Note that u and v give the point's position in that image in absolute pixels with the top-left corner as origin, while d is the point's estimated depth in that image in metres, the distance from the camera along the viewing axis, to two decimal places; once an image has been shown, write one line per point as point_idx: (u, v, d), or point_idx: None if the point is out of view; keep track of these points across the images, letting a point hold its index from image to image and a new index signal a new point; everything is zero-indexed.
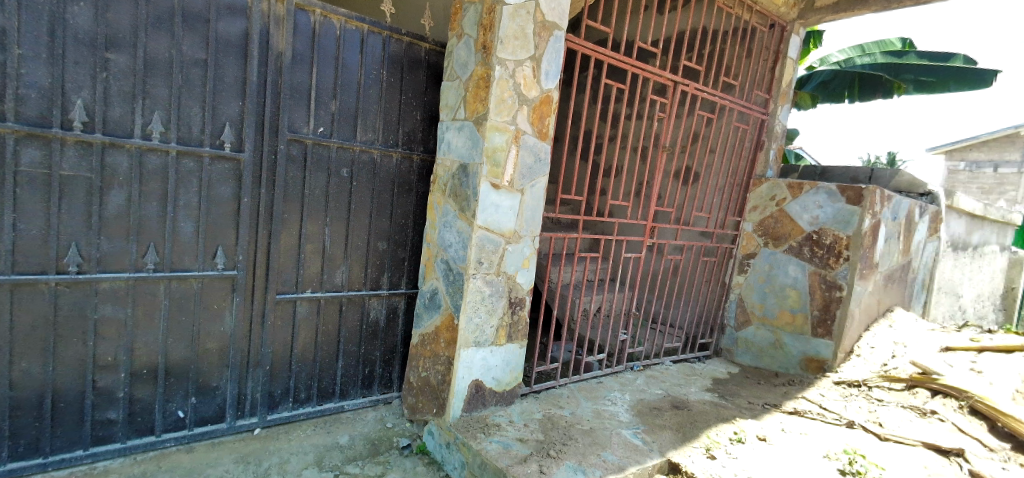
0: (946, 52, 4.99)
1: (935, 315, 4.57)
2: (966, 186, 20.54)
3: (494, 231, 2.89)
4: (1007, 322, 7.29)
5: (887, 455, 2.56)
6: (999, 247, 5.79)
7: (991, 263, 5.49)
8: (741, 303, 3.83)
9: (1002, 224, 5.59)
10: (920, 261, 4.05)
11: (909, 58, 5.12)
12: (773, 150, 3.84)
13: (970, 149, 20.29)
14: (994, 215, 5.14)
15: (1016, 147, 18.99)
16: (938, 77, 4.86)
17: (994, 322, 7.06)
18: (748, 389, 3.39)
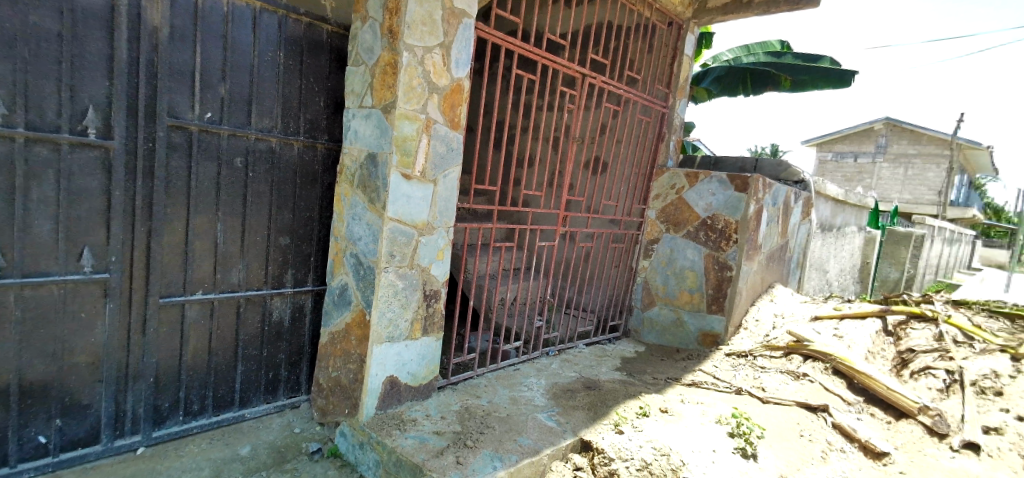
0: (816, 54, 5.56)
1: (807, 289, 5.16)
2: (833, 175, 23.39)
3: (407, 222, 2.82)
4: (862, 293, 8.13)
5: (768, 416, 2.88)
6: (856, 228, 6.64)
7: (850, 242, 6.29)
8: (646, 286, 4.05)
9: (858, 208, 6.41)
10: (795, 242, 4.55)
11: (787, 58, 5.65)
12: (673, 142, 4.08)
13: (837, 142, 23.12)
14: (852, 200, 5.88)
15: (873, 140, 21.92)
16: (810, 75, 5.42)
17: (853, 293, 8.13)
18: (653, 366, 3.63)
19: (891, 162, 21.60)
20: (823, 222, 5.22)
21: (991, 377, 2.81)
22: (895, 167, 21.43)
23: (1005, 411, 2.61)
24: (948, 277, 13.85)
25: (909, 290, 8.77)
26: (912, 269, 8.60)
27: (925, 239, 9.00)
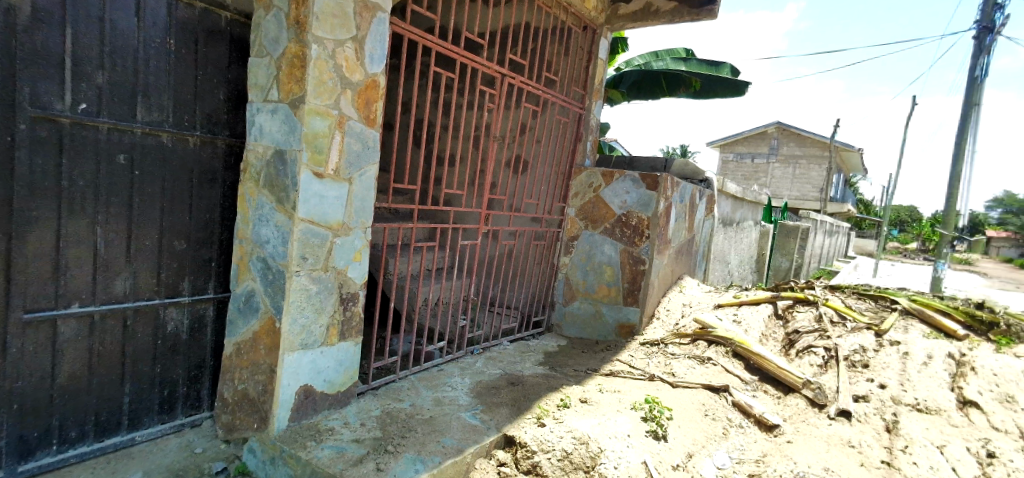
0: (716, 61, 6.01)
1: (712, 280, 5.58)
2: (736, 174, 25.50)
3: (319, 223, 2.69)
4: (759, 281, 8.98)
5: (677, 399, 3.08)
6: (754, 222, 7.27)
7: (748, 235, 6.89)
8: (567, 282, 4.17)
9: (755, 204, 7.02)
10: (701, 236, 4.90)
11: (693, 64, 6.04)
12: (590, 142, 4.22)
13: (739, 143, 25.23)
14: (749, 197, 6.42)
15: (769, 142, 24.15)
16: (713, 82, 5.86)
17: (750, 281, 8.89)
18: (575, 358, 3.75)
19: (782, 162, 23.92)
20: (725, 217, 5.66)
21: (860, 352, 3.22)
22: (788, 167, 23.74)
23: (871, 381, 3.00)
24: (829, 265, 15.59)
25: (797, 277, 9.75)
26: (800, 258, 9.55)
27: (809, 231, 10.02)
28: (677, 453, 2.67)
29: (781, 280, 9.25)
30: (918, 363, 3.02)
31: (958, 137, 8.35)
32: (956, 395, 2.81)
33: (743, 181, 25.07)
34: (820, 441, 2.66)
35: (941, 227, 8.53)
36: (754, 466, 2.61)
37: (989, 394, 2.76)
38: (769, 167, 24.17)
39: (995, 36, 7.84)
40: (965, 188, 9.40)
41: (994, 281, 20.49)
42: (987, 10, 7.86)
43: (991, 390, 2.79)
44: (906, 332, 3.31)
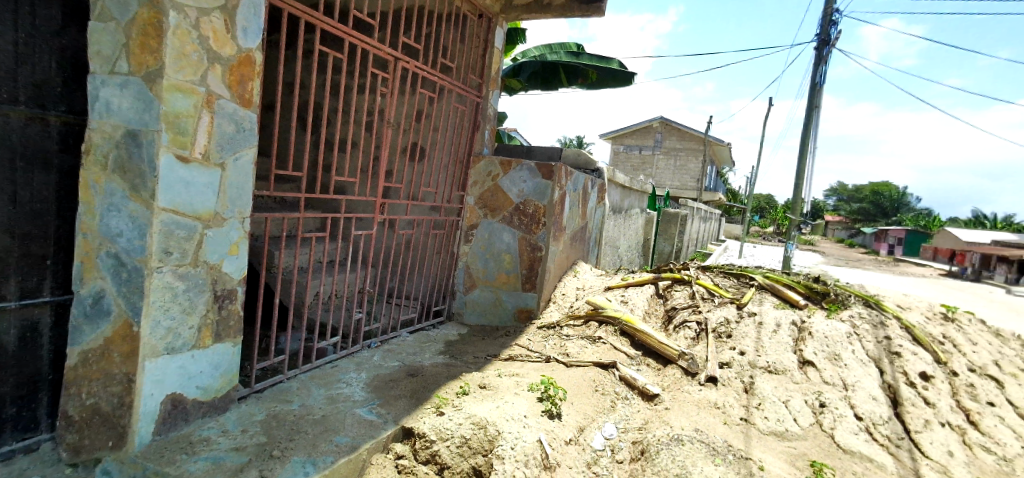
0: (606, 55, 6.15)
1: (603, 264, 5.93)
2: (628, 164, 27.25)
3: (185, 214, 2.41)
4: (645, 263, 9.71)
5: (570, 379, 3.26)
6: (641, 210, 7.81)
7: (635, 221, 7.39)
8: (467, 271, 4.17)
9: (641, 193, 7.55)
10: (593, 223, 5.16)
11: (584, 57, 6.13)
12: (488, 131, 4.24)
13: (631, 136, 26.96)
14: (636, 186, 6.89)
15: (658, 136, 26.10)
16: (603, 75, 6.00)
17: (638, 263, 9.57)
18: (475, 345, 3.79)
19: (667, 154, 26.04)
20: (614, 205, 6.02)
21: (725, 324, 3.63)
22: (669, 158, 25.89)
23: (734, 349, 3.40)
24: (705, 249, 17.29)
25: (678, 260, 10.69)
26: (680, 242, 10.48)
27: (687, 218, 11.02)
28: (570, 428, 2.83)
29: (663, 262, 10.07)
30: (770, 331, 3.48)
31: (804, 134, 9.68)
32: (798, 356, 3.29)
33: (637, 171, 26.86)
34: (692, 406, 2.98)
35: (791, 212, 9.86)
36: (637, 434, 2.85)
37: (821, 354, 3.27)
38: (658, 158, 26.16)
39: (831, 48, 9.16)
40: (809, 179, 10.93)
41: (834, 260, 24.16)
42: (825, 25, 9.14)
43: (823, 350, 3.30)
44: (761, 304, 3.79)
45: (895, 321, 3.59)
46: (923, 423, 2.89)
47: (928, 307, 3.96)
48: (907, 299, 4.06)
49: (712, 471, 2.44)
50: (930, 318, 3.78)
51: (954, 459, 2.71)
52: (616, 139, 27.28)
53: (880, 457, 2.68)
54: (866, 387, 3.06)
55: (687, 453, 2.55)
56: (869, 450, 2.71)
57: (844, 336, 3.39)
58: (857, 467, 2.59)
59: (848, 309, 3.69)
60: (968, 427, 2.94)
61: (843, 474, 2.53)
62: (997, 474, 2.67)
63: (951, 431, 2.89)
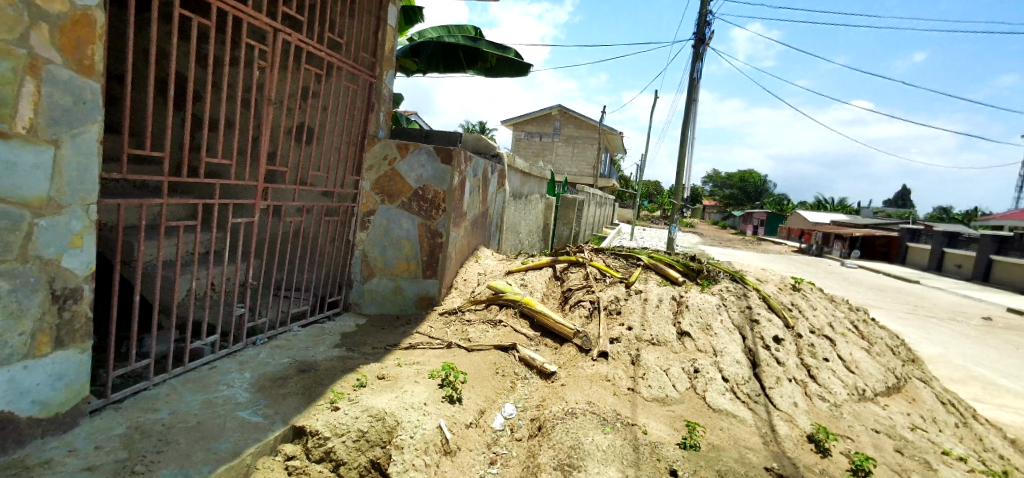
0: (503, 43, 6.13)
1: (505, 248, 6.01)
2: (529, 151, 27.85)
3: (5, 199, 2.02)
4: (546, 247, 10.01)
5: (471, 363, 3.29)
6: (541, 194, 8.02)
7: (535, 206, 7.58)
8: (365, 259, 4.01)
9: (541, 178, 7.75)
10: (494, 208, 5.21)
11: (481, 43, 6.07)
12: (382, 113, 4.07)
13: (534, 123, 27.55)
14: (536, 171, 7.05)
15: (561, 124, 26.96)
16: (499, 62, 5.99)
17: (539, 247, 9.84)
18: (373, 336, 3.67)
19: (568, 141, 27.04)
20: (515, 190, 6.11)
21: (615, 301, 3.88)
22: (568, 145, 26.94)
23: (622, 325, 3.65)
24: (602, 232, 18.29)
25: (577, 243, 11.18)
26: (577, 226, 10.97)
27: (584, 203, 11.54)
28: (470, 412, 2.86)
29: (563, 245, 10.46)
30: (653, 306, 3.79)
31: (684, 126, 10.57)
32: (677, 328, 3.62)
33: (541, 158, 27.53)
34: (586, 381, 3.16)
35: (674, 197, 10.75)
36: (535, 412, 2.96)
37: (695, 325, 3.64)
38: (561, 146, 27.05)
39: (706, 47, 10.06)
40: (690, 166, 11.99)
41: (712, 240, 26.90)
42: (701, 25, 10.00)
43: (698, 321, 3.67)
44: (646, 282, 4.11)
45: (755, 293, 4.08)
46: (775, 380, 3.34)
47: (780, 279, 4.56)
48: (765, 272, 4.64)
49: (601, 440, 2.61)
50: (782, 289, 4.36)
51: (798, 408, 3.17)
52: (519, 126, 27.73)
53: (742, 412, 3.05)
54: (731, 352, 3.46)
55: (579, 425, 2.70)
56: (733, 407, 3.07)
57: (714, 307, 3.80)
58: (723, 423, 2.93)
59: (717, 284, 4.14)
60: (809, 381, 3.45)
61: (711, 431, 2.85)
62: (829, 417, 3.18)
63: (797, 385, 3.38)
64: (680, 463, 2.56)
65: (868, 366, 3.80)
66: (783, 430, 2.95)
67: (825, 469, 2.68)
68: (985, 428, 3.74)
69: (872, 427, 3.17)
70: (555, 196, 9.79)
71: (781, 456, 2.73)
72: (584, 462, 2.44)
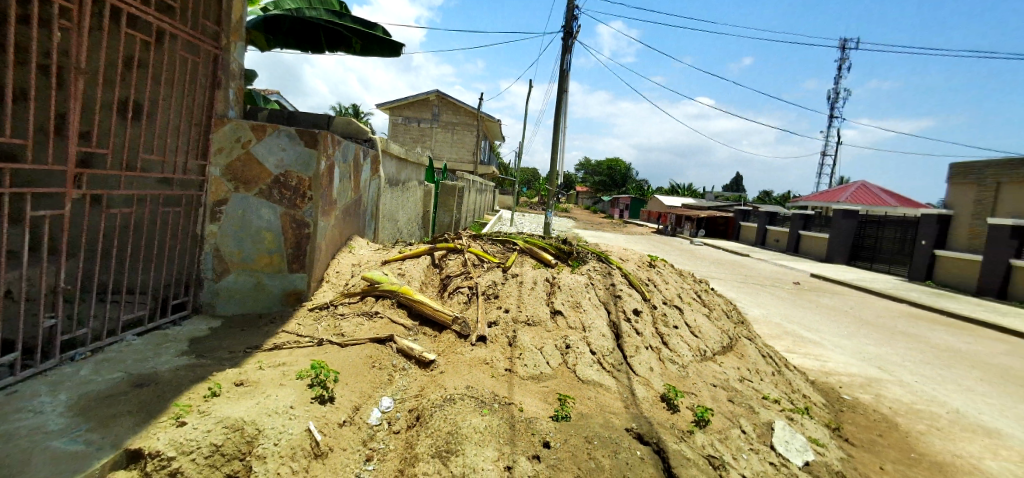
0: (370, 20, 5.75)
1: (383, 237, 5.78)
2: (406, 137, 27.10)
3: None
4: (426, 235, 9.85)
5: (344, 359, 3.12)
6: (420, 181, 7.85)
7: (414, 194, 7.40)
8: (217, 254, 3.62)
9: (419, 165, 7.58)
10: (368, 195, 4.97)
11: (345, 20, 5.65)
12: (232, 90, 3.69)
13: (413, 108, 26.85)
14: (413, 157, 6.87)
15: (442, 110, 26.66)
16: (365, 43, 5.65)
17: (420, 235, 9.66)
18: (230, 339, 3.31)
19: (448, 128, 26.86)
20: (391, 177, 5.89)
21: (493, 286, 3.97)
22: (447, 131, 26.75)
23: (500, 308, 3.76)
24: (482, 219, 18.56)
25: (458, 230, 11.17)
26: (458, 213, 10.99)
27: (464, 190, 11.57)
28: (343, 410, 2.72)
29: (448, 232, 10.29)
30: (529, 288, 3.95)
31: (557, 115, 11.07)
32: (550, 308, 3.82)
33: (421, 144, 26.96)
34: (465, 366, 3.19)
35: (550, 184, 11.25)
36: (413, 402, 2.91)
37: (567, 304, 3.87)
38: (444, 132, 26.74)
39: (573, 40, 10.60)
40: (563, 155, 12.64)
41: (585, 224, 28.82)
42: (569, 18, 10.49)
43: (569, 300, 3.91)
44: (521, 266, 4.27)
45: (618, 270, 4.46)
46: (635, 348, 3.69)
47: (639, 258, 5.04)
48: (626, 252, 5.07)
49: (479, 422, 2.66)
50: (641, 266, 4.81)
51: (653, 372, 3.54)
52: (395, 110, 26.86)
53: (607, 381, 3.33)
54: (598, 327, 3.74)
55: (458, 410, 2.72)
56: (600, 377, 3.33)
57: (583, 286, 4.08)
58: (591, 393, 3.17)
59: (586, 264, 4.47)
60: (662, 347, 3.86)
61: (581, 401, 3.07)
62: (678, 377, 3.61)
63: (653, 351, 3.77)
64: (552, 434, 2.72)
65: (709, 330, 4.38)
66: (641, 393, 3.28)
67: (674, 423, 3.07)
68: (793, 373, 4.54)
69: (710, 382, 3.67)
70: (434, 183, 9.61)
71: (639, 416, 3.04)
72: (462, 446, 2.48)
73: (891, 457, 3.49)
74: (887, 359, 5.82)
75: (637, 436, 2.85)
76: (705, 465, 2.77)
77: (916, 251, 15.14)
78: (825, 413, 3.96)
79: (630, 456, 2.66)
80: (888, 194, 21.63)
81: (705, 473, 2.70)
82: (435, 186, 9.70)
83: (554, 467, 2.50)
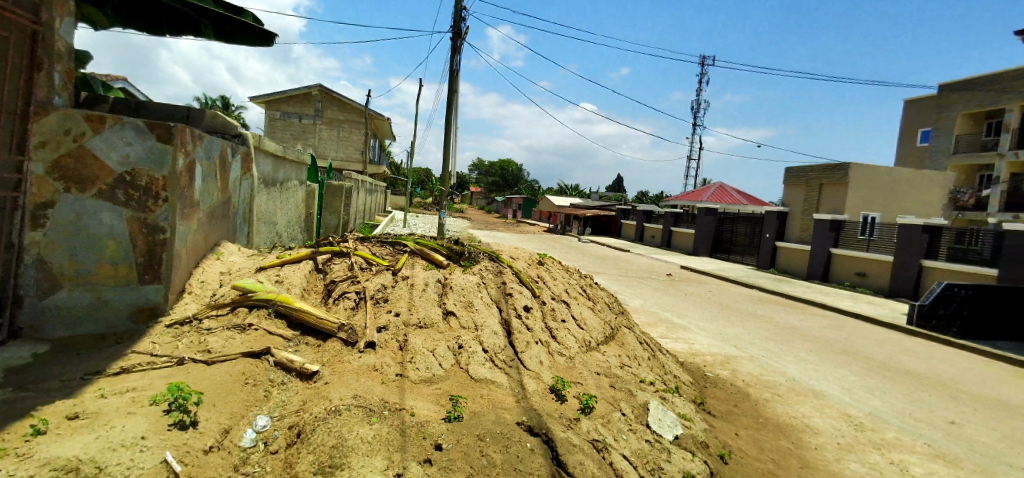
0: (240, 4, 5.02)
1: (258, 242, 5.30)
2: (283, 133, 25.22)
3: None
4: None
5: (209, 378, 2.79)
6: (301, 181, 7.34)
7: (294, 194, 6.90)
8: (42, 266, 3.06)
9: (301, 163, 7.08)
10: (238, 197, 4.53)
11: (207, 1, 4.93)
12: (58, 74, 3.24)
13: (292, 102, 25.09)
14: (292, 155, 6.39)
15: (326, 106, 25.26)
16: (230, 29, 5.02)
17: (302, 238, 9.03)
18: (60, 366, 2.79)
19: (331, 124, 25.47)
20: (266, 176, 5.44)
21: (382, 289, 3.85)
22: (332, 128, 25.42)
23: (390, 312, 3.66)
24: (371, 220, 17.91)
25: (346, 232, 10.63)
26: (346, 215, 10.48)
27: (352, 190, 11.05)
28: (209, 435, 2.43)
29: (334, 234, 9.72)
30: (420, 290, 3.89)
31: (449, 115, 11.07)
32: (442, 309, 3.81)
33: (302, 141, 25.30)
34: (352, 375, 3.05)
35: (443, 184, 11.17)
36: (293, 417, 2.70)
37: (459, 305, 3.88)
38: (330, 129, 25.38)
39: (462, 41, 10.66)
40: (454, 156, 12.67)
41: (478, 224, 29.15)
42: (458, 19, 10.54)
43: (461, 300, 3.92)
44: (413, 268, 4.21)
45: (508, 269, 4.59)
46: (525, 344, 3.81)
47: (529, 255, 5.22)
48: (517, 250, 5.23)
49: (366, 431, 2.55)
50: (531, 263, 4.99)
51: (543, 365, 3.68)
52: (268, 104, 24.89)
53: (499, 378, 3.39)
54: (490, 325, 3.80)
55: (343, 422, 2.58)
56: (492, 374, 3.39)
57: (475, 286, 4.12)
58: (483, 391, 3.20)
59: (478, 264, 4.54)
60: (551, 341, 4.03)
61: (473, 400, 3.09)
62: (565, 368, 3.80)
63: (542, 345, 3.92)
64: (444, 436, 2.70)
65: (593, 321, 4.67)
66: (531, 386, 3.39)
67: (562, 412, 3.23)
68: (666, 357, 5.01)
69: (595, 370, 3.92)
70: (319, 183, 9.05)
71: (529, 410, 3.13)
72: (348, 459, 2.36)
73: (744, 424, 4.02)
74: (742, 338, 6.68)
75: (527, 428, 2.95)
76: (590, 449, 2.95)
77: (762, 244, 17.56)
78: (692, 390, 4.43)
79: (521, 449, 2.73)
80: (742, 195, 24.86)
81: (589, 456, 2.87)
82: (321, 186, 9.15)
83: (446, 468, 2.48)
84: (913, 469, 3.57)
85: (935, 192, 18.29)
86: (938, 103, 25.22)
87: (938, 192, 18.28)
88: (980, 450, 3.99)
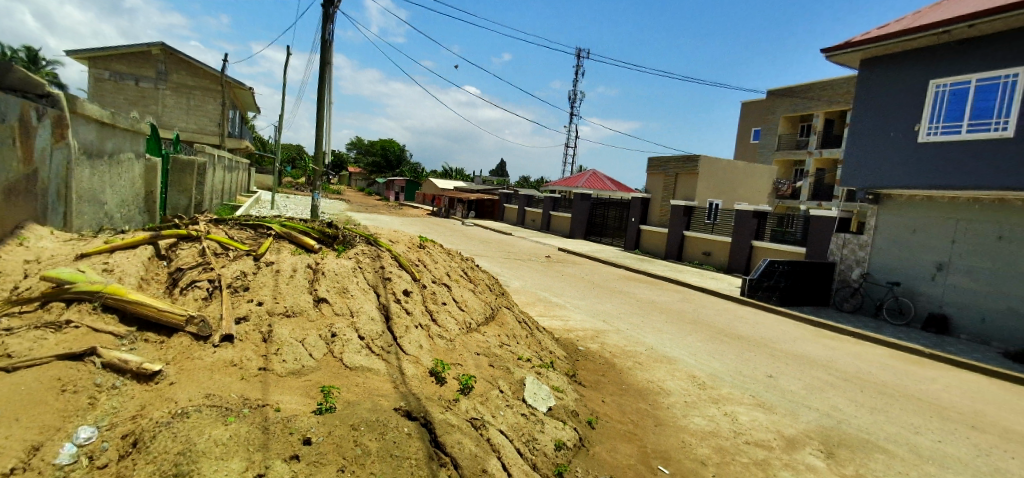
0: None
1: (79, 225, 4.46)
2: (115, 97, 21.44)
3: None
4: None
5: (8, 390, 2.29)
6: (138, 153, 6.29)
7: (128, 169, 5.91)
8: None
9: (138, 133, 6.07)
10: (49, 171, 3.75)
11: None
12: None
13: (126, 61, 21.43)
14: (124, 123, 5.43)
15: (173, 69, 22.00)
16: None
17: None
18: None
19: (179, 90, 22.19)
20: (88, 147, 4.57)
21: (241, 277, 3.51)
22: (181, 96, 22.25)
23: (251, 301, 3.36)
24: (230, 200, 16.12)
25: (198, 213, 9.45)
26: (198, 194, 9.28)
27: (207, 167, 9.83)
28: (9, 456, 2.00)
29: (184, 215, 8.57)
30: (286, 277, 3.61)
31: (321, 89, 10.31)
32: (312, 296, 3.58)
33: (140, 107, 21.78)
34: (204, 372, 2.74)
35: (315, 162, 10.41)
36: (128, 425, 2.35)
37: (331, 291, 3.68)
38: (179, 96, 22.20)
39: (333, 9, 9.94)
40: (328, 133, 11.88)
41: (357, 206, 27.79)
42: None
43: (334, 286, 3.72)
44: (278, 253, 3.89)
45: (387, 253, 4.46)
46: (404, 329, 3.75)
47: (409, 239, 5.12)
48: (396, 233, 5.10)
49: (221, 433, 2.29)
50: (411, 247, 4.90)
51: (422, 349, 3.66)
52: (87, 61, 20.95)
53: (376, 365, 3.29)
54: (366, 311, 3.68)
55: (191, 425, 2.30)
56: (368, 362, 3.28)
57: (350, 271, 3.93)
58: (358, 379, 3.09)
59: (353, 248, 4.33)
60: (431, 324, 4.02)
61: (347, 389, 2.96)
62: (445, 351, 3.82)
63: (422, 329, 3.88)
64: (314, 429, 2.55)
65: (473, 303, 4.74)
66: (409, 370, 3.35)
67: (441, 395, 3.26)
68: (543, 334, 5.28)
69: (474, 351, 3.99)
70: (163, 157, 7.86)
71: (407, 394, 3.10)
72: (197, 465, 2.10)
73: (609, 391, 4.42)
74: (609, 314, 7.29)
75: (406, 413, 2.91)
76: (468, 427, 3.02)
77: (630, 227, 19.25)
78: (565, 364, 4.75)
79: (397, 434, 2.69)
80: (614, 182, 26.98)
81: (467, 434, 2.94)
82: (165, 161, 7.97)
83: (315, 463, 2.35)
84: (741, 417, 4.23)
85: (764, 183, 21.61)
86: (768, 108, 29.66)
87: (767, 183, 21.63)
88: (788, 397, 4.87)
